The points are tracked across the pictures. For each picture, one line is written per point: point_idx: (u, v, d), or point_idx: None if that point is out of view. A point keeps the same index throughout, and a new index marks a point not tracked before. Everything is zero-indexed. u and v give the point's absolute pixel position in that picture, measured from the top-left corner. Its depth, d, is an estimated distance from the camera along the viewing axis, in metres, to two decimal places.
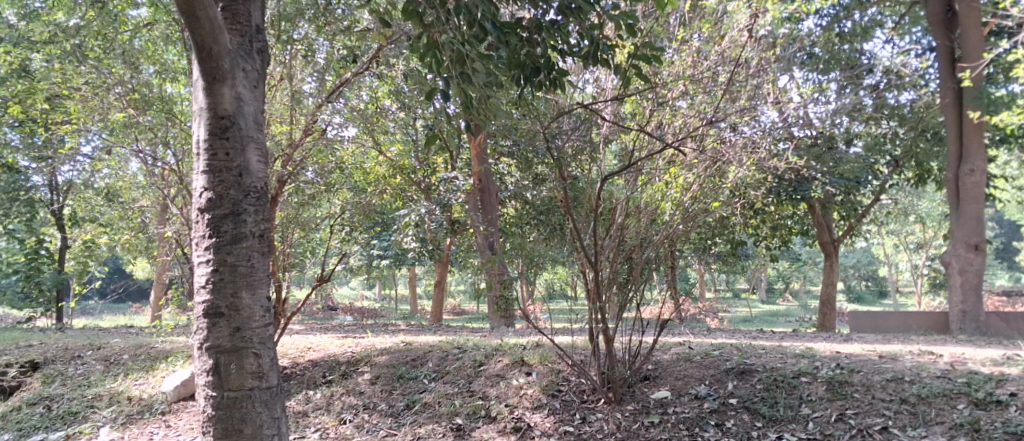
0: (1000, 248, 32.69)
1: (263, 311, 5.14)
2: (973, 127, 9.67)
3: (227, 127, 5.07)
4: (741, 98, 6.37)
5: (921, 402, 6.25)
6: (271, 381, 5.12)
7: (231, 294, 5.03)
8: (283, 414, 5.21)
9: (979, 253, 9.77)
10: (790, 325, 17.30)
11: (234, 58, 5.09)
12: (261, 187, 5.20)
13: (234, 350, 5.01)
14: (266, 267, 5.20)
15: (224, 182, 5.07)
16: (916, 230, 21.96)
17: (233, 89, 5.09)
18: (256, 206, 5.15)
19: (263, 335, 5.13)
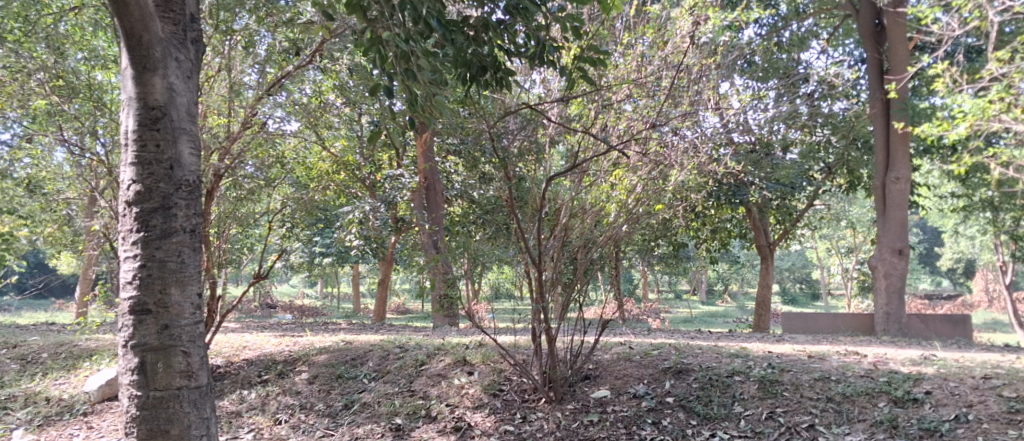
0: (922, 253, 34.28)
1: (193, 308, 4.97)
2: (899, 137, 10.10)
3: (158, 118, 4.89)
4: (683, 102, 6.45)
5: (846, 401, 6.47)
6: (200, 380, 4.95)
7: (159, 290, 4.85)
8: (212, 414, 5.03)
9: (904, 258, 10.27)
10: (730, 325, 18.47)
11: (166, 47, 4.91)
12: (193, 181, 5.03)
13: (162, 348, 4.83)
14: (197, 263, 5.03)
15: (154, 175, 4.87)
16: (848, 235, 22.85)
17: (165, 79, 4.91)
18: (187, 200, 4.97)
19: (193, 333, 4.96)
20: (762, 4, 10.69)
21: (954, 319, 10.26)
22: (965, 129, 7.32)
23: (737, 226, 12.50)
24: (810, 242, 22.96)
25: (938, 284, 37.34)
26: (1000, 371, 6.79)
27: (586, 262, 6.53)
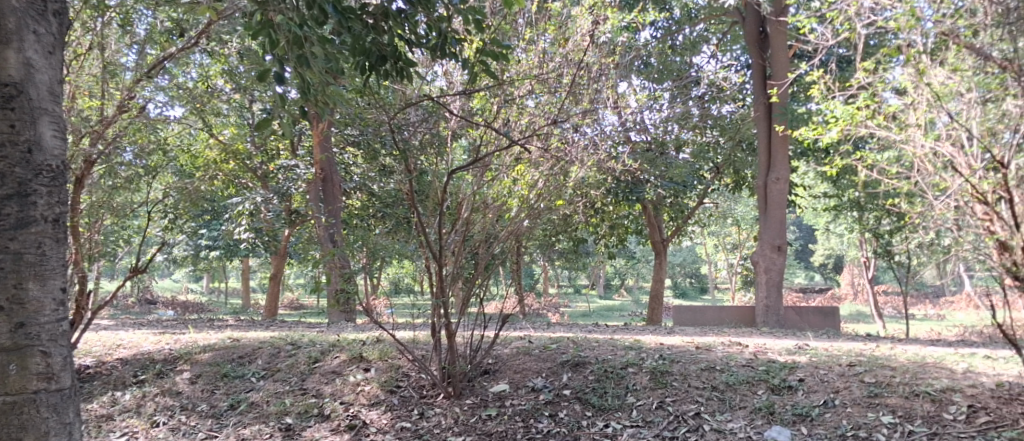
0: (796, 249, 36.51)
1: (55, 305, 4.22)
2: (780, 139, 10.73)
3: (12, 96, 4.09)
4: (582, 100, 6.52)
5: (729, 390, 6.67)
6: (63, 383, 4.21)
7: (12, 286, 4.07)
8: (78, 422, 4.29)
9: (781, 253, 10.94)
10: (627, 319, 19.12)
11: (23, 17, 4.15)
12: (58, 166, 4.26)
13: (15, 349, 4.05)
14: (62, 257, 4.27)
15: (8, 158, 4.08)
16: (733, 232, 24.06)
17: (21, 53, 4.13)
18: (49, 187, 4.19)
19: (55, 332, 4.21)
20: (657, 8, 11.05)
21: (824, 311, 11.04)
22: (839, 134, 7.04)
23: (634, 222, 12.93)
24: (699, 238, 24.11)
25: (810, 278, 39.95)
26: (864, 359, 7.29)
27: (488, 256, 6.51)
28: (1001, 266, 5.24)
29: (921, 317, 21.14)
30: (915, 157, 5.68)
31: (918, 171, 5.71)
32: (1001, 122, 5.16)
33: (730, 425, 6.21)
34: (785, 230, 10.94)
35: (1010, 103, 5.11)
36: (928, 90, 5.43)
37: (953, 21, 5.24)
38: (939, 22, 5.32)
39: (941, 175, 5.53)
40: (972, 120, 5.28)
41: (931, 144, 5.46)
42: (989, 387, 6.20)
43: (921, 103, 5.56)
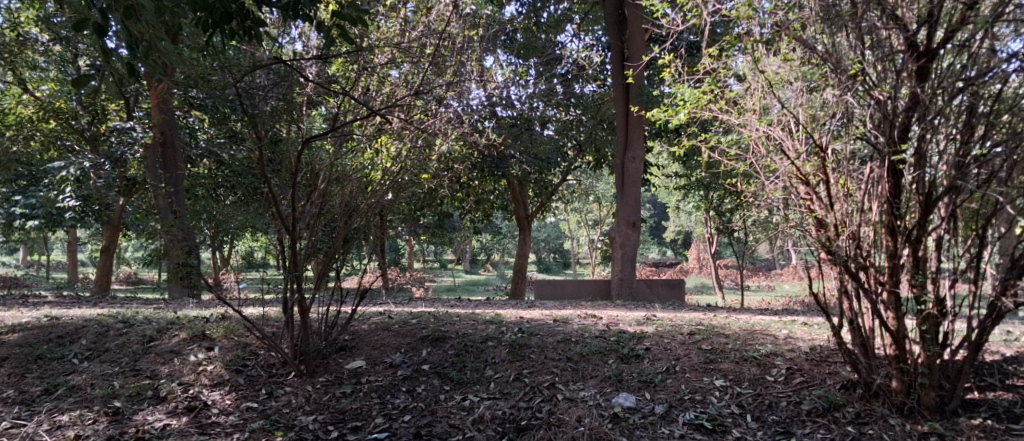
0: (651, 226, 38.34)
1: None
2: (636, 120, 11.11)
3: None
4: (447, 72, 6.42)
5: (582, 360, 6.84)
6: None
7: None
8: None
9: (635, 229, 11.39)
10: (491, 294, 19.39)
11: None
12: None
13: None
14: None
15: None
16: (594, 208, 24.93)
17: None
18: None
19: None
20: None
21: (672, 283, 11.66)
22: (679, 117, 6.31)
23: (499, 198, 13.08)
24: (562, 214, 24.76)
25: (663, 254, 42.08)
26: (703, 328, 7.72)
27: (347, 230, 6.31)
28: (816, 242, 5.64)
29: (756, 288, 22.90)
30: (748, 140, 5.85)
31: (751, 153, 5.88)
32: (823, 111, 5.47)
33: (583, 394, 6.36)
34: (639, 206, 11.40)
35: (829, 93, 5.39)
36: (761, 77, 5.65)
37: (785, 13, 5.54)
38: (773, 13, 5.59)
39: (772, 158, 5.76)
40: (799, 108, 5.52)
41: (764, 128, 5.65)
42: (804, 351, 6.76)
43: (755, 90, 5.74)
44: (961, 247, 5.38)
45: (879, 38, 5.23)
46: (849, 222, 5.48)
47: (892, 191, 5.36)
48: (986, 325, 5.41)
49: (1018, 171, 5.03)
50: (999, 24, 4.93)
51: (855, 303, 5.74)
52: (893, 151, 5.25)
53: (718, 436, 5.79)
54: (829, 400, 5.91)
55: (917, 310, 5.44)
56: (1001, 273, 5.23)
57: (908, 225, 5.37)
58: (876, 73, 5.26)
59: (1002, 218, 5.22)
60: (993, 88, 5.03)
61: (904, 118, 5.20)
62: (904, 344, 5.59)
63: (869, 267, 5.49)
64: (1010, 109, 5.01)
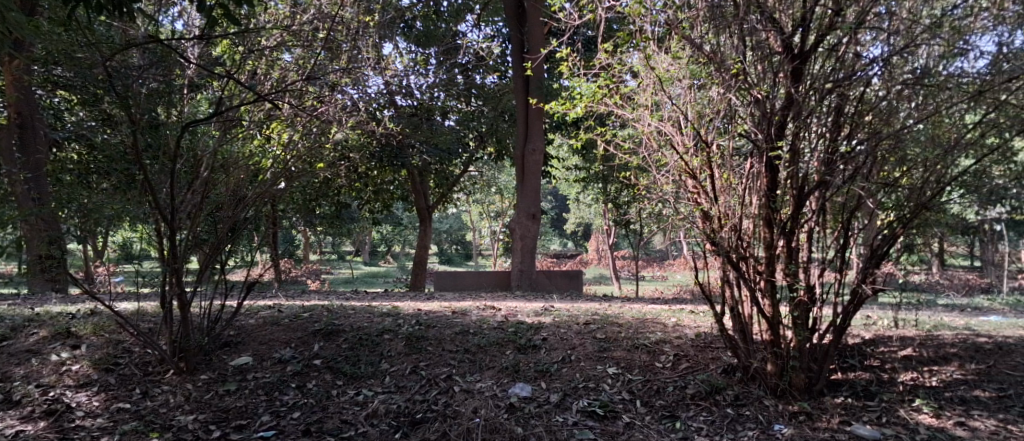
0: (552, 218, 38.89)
1: None
2: (536, 112, 11.16)
3: None
4: (342, 60, 6.24)
5: (480, 351, 6.81)
6: None
7: None
8: None
9: (536, 221, 11.52)
10: (390, 285, 19.19)
11: None
12: None
13: None
14: None
15: None
16: (496, 200, 25.04)
17: None
18: None
19: None
20: None
21: (570, 274, 11.86)
22: (576, 111, 6.32)
23: (399, 189, 12.91)
24: (464, 206, 24.76)
25: (564, 246, 42.78)
26: (598, 318, 7.84)
27: (234, 219, 6.10)
28: (702, 233, 5.84)
29: (650, 278, 23.64)
30: (641, 134, 5.98)
31: (644, 147, 6.02)
32: (707, 108, 5.68)
33: (479, 385, 6.33)
34: (540, 199, 11.53)
35: (714, 91, 5.62)
36: (652, 73, 5.79)
37: (674, 12, 5.70)
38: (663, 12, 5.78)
39: (662, 152, 5.91)
40: (687, 106, 5.72)
41: (656, 123, 5.78)
42: (690, 338, 6.97)
43: (647, 86, 5.85)
44: (830, 238, 5.67)
45: (758, 40, 5.43)
46: (731, 215, 5.70)
47: (770, 186, 5.61)
48: (849, 310, 5.76)
49: (878, 167, 5.43)
50: (864, 29, 5.23)
51: (735, 292, 5.97)
52: (771, 147, 5.48)
53: (608, 423, 5.89)
54: (712, 384, 6.11)
55: (792, 298, 5.70)
56: (863, 262, 5.60)
57: (783, 218, 5.62)
58: (756, 72, 5.48)
59: (864, 211, 5.59)
60: (857, 90, 5.33)
61: (781, 117, 5.45)
62: (779, 329, 5.85)
63: (748, 257, 5.74)
64: (872, 110, 5.33)
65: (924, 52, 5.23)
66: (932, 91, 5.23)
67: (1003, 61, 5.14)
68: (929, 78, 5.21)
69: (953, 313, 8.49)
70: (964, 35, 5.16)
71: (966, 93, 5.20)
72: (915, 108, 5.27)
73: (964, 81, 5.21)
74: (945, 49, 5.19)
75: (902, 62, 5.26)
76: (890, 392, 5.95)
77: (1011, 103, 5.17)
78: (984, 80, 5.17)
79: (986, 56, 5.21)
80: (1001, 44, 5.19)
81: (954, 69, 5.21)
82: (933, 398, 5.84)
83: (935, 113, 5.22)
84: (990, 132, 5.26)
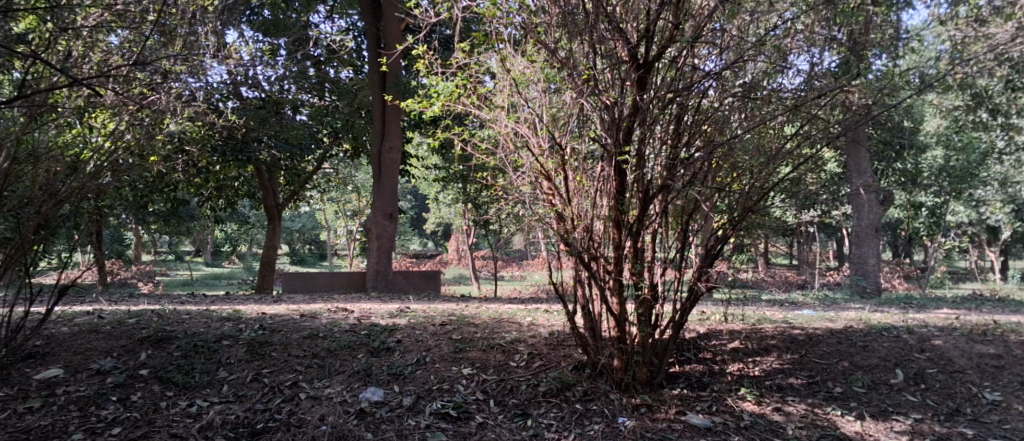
0: (412, 218, 38.53)
1: None
2: (394, 110, 10.94)
3: None
4: (177, 44, 5.71)
5: (330, 356, 6.53)
6: None
7: None
8: None
9: (393, 221, 11.29)
10: (235, 288, 18.27)
11: None
12: None
13: None
14: None
15: None
16: (353, 198, 24.47)
17: None
18: None
19: None
20: None
21: (428, 275, 11.75)
22: (433, 110, 6.11)
23: (245, 185, 12.31)
24: (319, 204, 23.98)
25: (424, 245, 42.53)
26: (455, 318, 7.73)
27: (44, 216, 5.53)
28: (556, 234, 5.85)
29: (509, 278, 23.93)
30: (498, 135, 5.93)
31: (501, 148, 5.97)
32: (562, 112, 5.75)
33: (327, 391, 6.05)
34: (397, 198, 11.31)
35: (568, 95, 5.69)
36: (509, 75, 5.77)
37: (529, 17, 5.66)
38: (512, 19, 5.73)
39: (519, 153, 5.88)
40: (542, 109, 5.76)
41: (512, 125, 5.76)
42: (544, 336, 7.02)
43: (504, 88, 5.85)
44: (672, 239, 5.91)
45: (607, 48, 5.55)
46: (583, 216, 5.75)
47: (619, 189, 5.70)
48: (687, 306, 6.02)
49: (713, 174, 5.71)
50: (702, 42, 5.56)
51: (586, 290, 6.04)
52: (619, 152, 5.59)
53: (462, 424, 5.80)
54: (563, 381, 6.14)
55: (638, 296, 5.86)
56: (699, 261, 5.87)
57: (630, 219, 5.74)
58: (606, 79, 5.60)
59: (701, 213, 5.85)
60: (694, 100, 5.62)
61: (628, 123, 5.56)
62: (625, 325, 5.97)
63: (599, 257, 5.81)
64: (708, 120, 5.65)
65: (750, 67, 5.63)
66: (759, 104, 5.65)
67: (815, 79, 5.68)
68: (757, 92, 5.61)
69: (775, 307, 9.10)
70: (783, 52, 5.64)
71: (786, 106, 5.68)
72: (745, 119, 5.66)
73: (783, 95, 5.68)
74: (768, 66, 5.65)
75: (733, 76, 5.61)
76: (721, 382, 6.26)
77: (820, 116, 5.73)
78: (799, 95, 5.66)
79: (801, 73, 5.70)
80: (814, 64, 5.72)
81: (775, 85, 5.69)
82: (755, 386, 6.19)
83: (759, 124, 5.63)
84: (803, 144, 5.73)
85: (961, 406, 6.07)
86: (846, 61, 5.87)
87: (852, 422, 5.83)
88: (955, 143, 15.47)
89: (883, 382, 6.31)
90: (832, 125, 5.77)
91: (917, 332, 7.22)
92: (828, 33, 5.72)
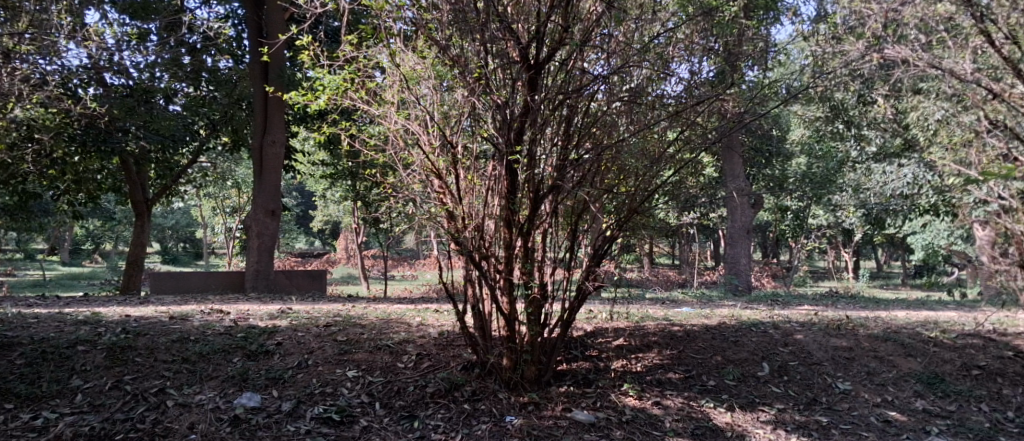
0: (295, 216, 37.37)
1: None
2: (276, 102, 10.54)
3: None
4: (23, 21, 5.54)
5: (201, 360, 6.19)
6: None
7: None
8: None
9: (275, 218, 10.84)
10: (98, 289, 17.12)
11: None
12: None
13: None
14: None
15: None
16: (232, 194, 23.49)
17: None
18: None
19: None
20: None
21: (313, 274, 11.40)
22: (318, 104, 5.77)
23: (108, 178, 11.55)
24: (194, 199, 22.85)
25: (308, 243, 41.37)
26: (339, 319, 7.50)
27: None
28: (447, 233, 5.78)
29: (398, 278, 23.61)
30: (387, 132, 5.78)
31: (390, 144, 5.83)
32: (453, 110, 5.70)
33: (198, 398, 5.76)
34: (279, 194, 10.88)
35: (459, 93, 5.65)
36: (399, 71, 5.66)
37: (421, 13, 5.67)
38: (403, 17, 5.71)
39: (409, 151, 5.77)
40: (433, 107, 5.68)
41: (402, 121, 5.65)
42: (433, 336, 6.95)
43: (394, 83, 5.70)
44: (562, 238, 5.97)
45: (499, 48, 5.59)
46: (473, 215, 5.73)
47: (510, 188, 5.74)
48: (574, 305, 6.11)
49: (601, 176, 5.82)
50: (591, 47, 5.69)
51: (477, 290, 6.03)
52: (510, 151, 5.61)
53: (344, 428, 5.66)
54: (451, 381, 6.10)
55: (528, 294, 5.90)
56: (588, 262, 5.96)
57: (521, 219, 5.77)
58: (498, 79, 5.62)
59: (590, 214, 5.97)
60: (584, 104, 5.72)
61: (519, 123, 5.59)
62: (514, 325, 6.02)
63: (489, 257, 5.80)
64: (597, 123, 5.75)
65: (636, 73, 5.81)
66: (644, 109, 5.83)
67: (694, 88, 5.96)
68: (643, 98, 5.80)
69: (656, 305, 9.39)
70: (665, 60, 5.86)
71: (668, 111, 5.90)
72: (631, 123, 5.81)
73: (666, 102, 5.92)
74: (652, 73, 5.87)
75: (621, 81, 5.79)
76: (605, 379, 6.40)
77: (698, 122, 5.98)
78: (681, 102, 5.93)
79: (682, 81, 5.95)
80: (693, 72, 6.00)
81: (658, 92, 5.94)
82: (637, 381, 6.38)
83: (644, 128, 5.78)
84: (683, 148, 5.97)
85: (817, 395, 6.49)
86: (722, 70, 6.17)
87: (723, 413, 6.12)
88: (816, 152, 16.65)
89: (751, 375, 6.65)
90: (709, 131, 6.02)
91: (781, 327, 7.66)
92: (707, 44, 6.04)
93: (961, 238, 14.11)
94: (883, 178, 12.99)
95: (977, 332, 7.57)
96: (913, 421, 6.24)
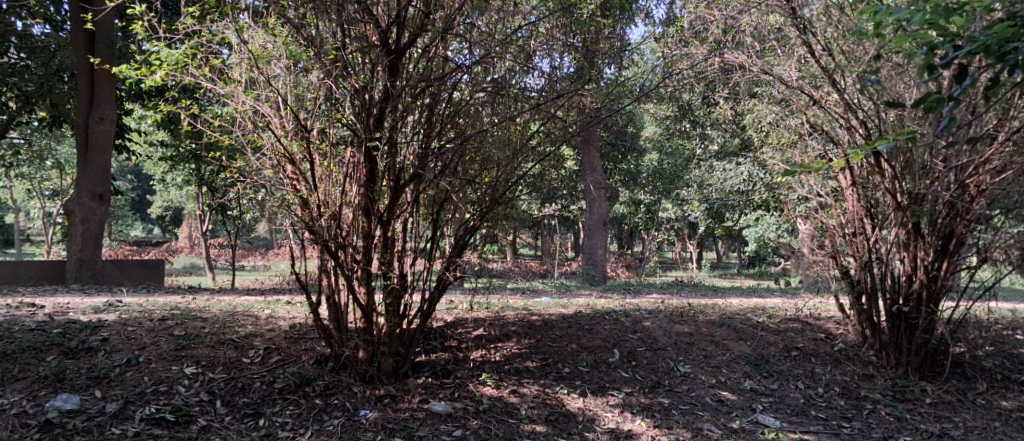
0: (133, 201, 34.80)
1: None
2: (105, 74, 9.72)
3: None
4: None
5: (5, 360, 5.64)
6: None
7: None
8: None
9: (103, 203, 10.03)
10: None
11: None
12: None
13: None
14: None
15: None
16: (54, 175, 21.51)
17: None
18: None
19: None
20: None
21: (148, 264, 10.70)
22: (154, 79, 5.33)
23: None
24: (9, 180, 20.72)
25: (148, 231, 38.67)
26: (176, 312, 7.02)
27: None
28: (300, 222, 5.51)
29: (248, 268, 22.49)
30: (235, 112, 5.44)
31: (238, 125, 5.51)
32: (308, 92, 5.43)
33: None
34: (108, 176, 10.07)
35: (314, 75, 5.38)
36: (247, 49, 5.35)
37: None
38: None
39: (259, 133, 5.46)
40: (286, 88, 5.39)
41: (251, 102, 5.32)
42: (283, 329, 6.65)
43: (242, 61, 5.39)
44: (423, 228, 5.87)
45: (357, 30, 5.45)
46: (331, 203, 5.50)
47: (369, 176, 5.55)
48: (435, 296, 5.99)
49: (463, 164, 5.79)
50: (452, 35, 5.59)
51: (332, 280, 5.81)
52: (369, 138, 5.45)
53: (179, 429, 5.28)
54: (301, 376, 5.83)
55: (386, 285, 5.75)
56: (449, 251, 5.89)
57: (380, 208, 5.63)
58: (355, 61, 5.44)
59: (452, 204, 5.90)
60: (447, 93, 5.65)
61: (380, 109, 5.44)
62: (372, 316, 5.84)
63: (347, 246, 5.59)
64: (460, 113, 5.70)
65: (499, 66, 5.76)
66: (507, 100, 5.79)
67: (555, 82, 5.99)
68: (505, 89, 5.74)
69: (517, 295, 9.50)
70: (527, 54, 5.83)
71: (531, 104, 5.88)
72: (494, 114, 5.78)
73: (529, 95, 5.88)
74: (513, 66, 5.81)
75: (484, 72, 5.75)
76: (463, 369, 6.36)
77: (558, 116, 5.99)
78: (543, 96, 5.90)
79: (543, 76, 5.97)
80: (554, 67, 6.03)
81: (522, 84, 5.88)
82: (495, 371, 6.39)
83: (508, 120, 5.79)
84: (545, 141, 6.00)
85: (661, 379, 6.76)
86: (581, 67, 6.24)
87: (576, 399, 6.23)
88: (665, 149, 17.46)
89: (603, 361, 6.84)
90: (568, 126, 6.07)
91: (631, 315, 7.94)
92: (567, 39, 6.08)
93: (788, 232, 15.14)
94: (723, 175, 13.76)
95: (798, 317, 8.17)
96: (741, 399, 6.59)
